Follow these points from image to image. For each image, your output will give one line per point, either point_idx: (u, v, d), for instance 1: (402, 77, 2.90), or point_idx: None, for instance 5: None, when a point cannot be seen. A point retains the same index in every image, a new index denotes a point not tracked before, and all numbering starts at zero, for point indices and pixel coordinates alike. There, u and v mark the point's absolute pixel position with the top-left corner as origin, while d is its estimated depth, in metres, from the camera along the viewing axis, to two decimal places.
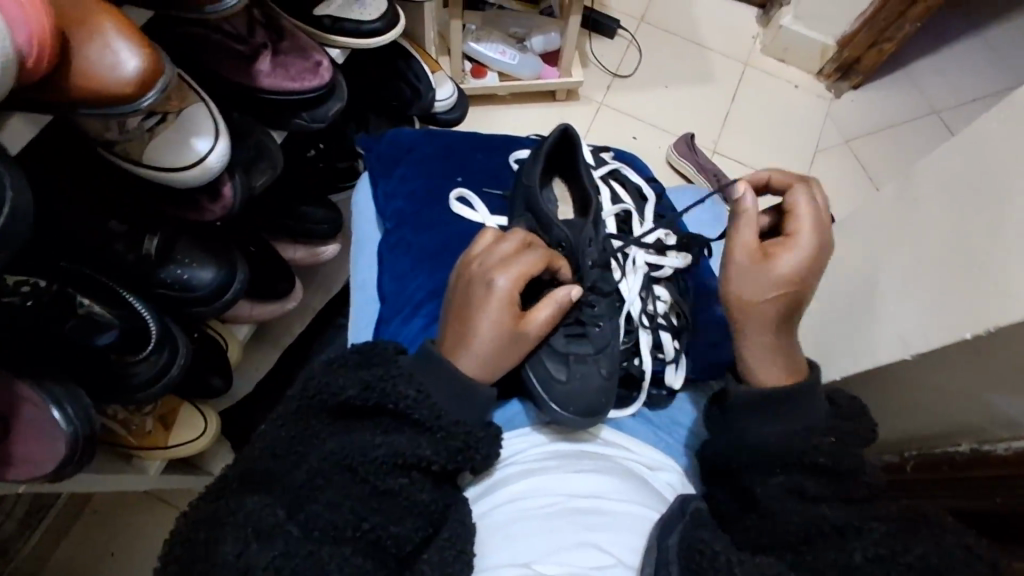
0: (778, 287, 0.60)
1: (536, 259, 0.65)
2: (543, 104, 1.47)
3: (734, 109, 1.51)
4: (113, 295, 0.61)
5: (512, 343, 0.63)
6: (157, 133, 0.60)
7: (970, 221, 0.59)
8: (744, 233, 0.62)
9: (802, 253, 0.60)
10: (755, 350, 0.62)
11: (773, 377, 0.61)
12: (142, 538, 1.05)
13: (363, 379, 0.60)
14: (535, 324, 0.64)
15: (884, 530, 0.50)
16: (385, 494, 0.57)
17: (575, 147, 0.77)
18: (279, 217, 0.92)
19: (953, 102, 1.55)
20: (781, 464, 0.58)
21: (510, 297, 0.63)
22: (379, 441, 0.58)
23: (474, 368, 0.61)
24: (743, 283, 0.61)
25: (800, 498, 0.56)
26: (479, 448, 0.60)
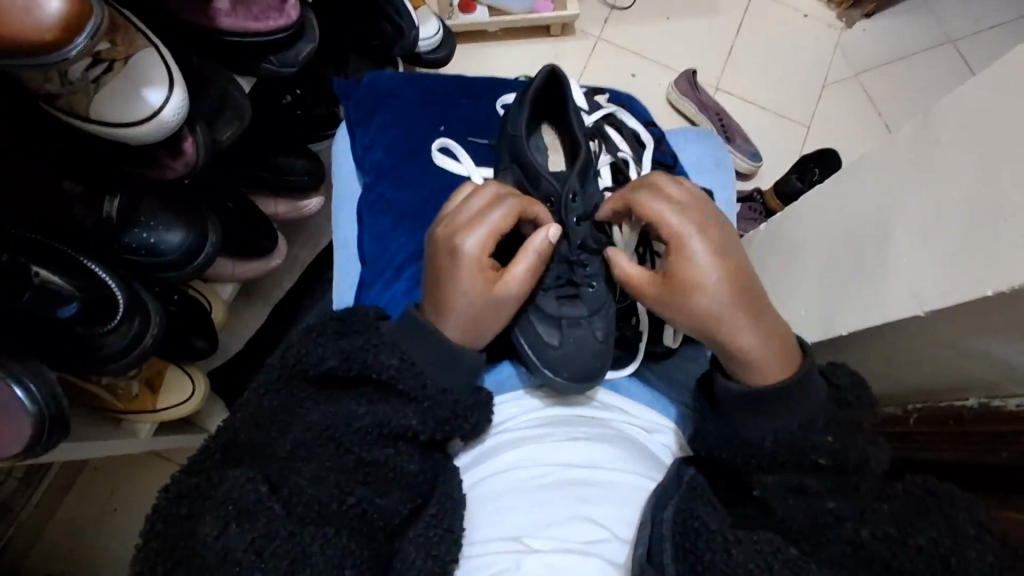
0: (697, 297, 0.55)
1: (502, 212, 0.59)
2: (535, 40, 1.38)
3: (739, 42, 1.42)
4: (73, 265, 0.57)
5: (491, 305, 0.59)
6: (104, 84, 0.54)
7: (997, 169, 0.54)
8: (627, 266, 0.61)
9: (686, 253, 0.56)
10: (733, 354, 0.55)
11: (766, 374, 0.54)
12: (142, 496, 1.05)
13: (344, 349, 0.57)
14: (514, 280, 0.59)
15: (887, 511, 0.50)
16: (370, 466, 0.55)
17: (563, 88, 0.71)
18: (254, 170, 0.86)
19: (972, 30, 1.45)
20: (807, 444, 0.53)
21: (480, 256, 0.58)
22: (362, 411, 0.56)
23: (457, 335, 0.58)
24: (670, 309, 0.57)
25: (815, 479, 0.53)
26: (470, 416, 0.58)
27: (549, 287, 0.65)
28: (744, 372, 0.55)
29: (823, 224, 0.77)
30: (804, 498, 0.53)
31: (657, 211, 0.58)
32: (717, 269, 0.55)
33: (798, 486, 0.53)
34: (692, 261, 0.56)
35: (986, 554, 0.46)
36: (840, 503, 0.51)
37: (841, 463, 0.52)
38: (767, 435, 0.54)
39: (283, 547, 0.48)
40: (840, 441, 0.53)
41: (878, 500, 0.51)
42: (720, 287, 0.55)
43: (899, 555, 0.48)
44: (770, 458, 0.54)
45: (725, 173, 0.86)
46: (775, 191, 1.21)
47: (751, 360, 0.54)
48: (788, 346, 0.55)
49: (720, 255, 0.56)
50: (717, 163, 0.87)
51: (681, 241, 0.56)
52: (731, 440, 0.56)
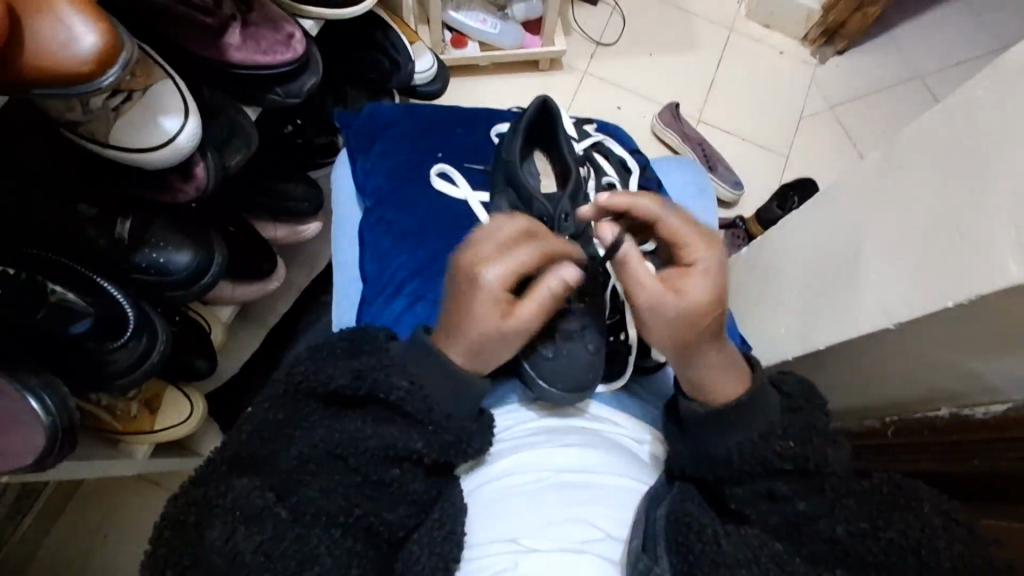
0: (696, 318, 0.57)
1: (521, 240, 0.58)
2: (525, 74, 1.44)
3: (719, 76, 1.49)
4: (87, 283, 0.60)
5: (498, 338, 0.58)
6: (123, 112, 0.57)
7: (951, 192, 0.59)
8: (639, 269, 0.59)
9: (693, 276, 0.58)
10: (702, 374, 0.59)
11: (726, 393, 0.58)
12: (134, 520, 1.05)
13: (355, 368, 0.59)
14: (524, 318, 0.58)
15: (855, 505, 0.53)
16: (378, 485, 0.57)
17: (555, 118, 0.75)
18: (256, 195, 0.90)
19: (937, 66, 1.54)
20: (771, 452, 0.56)
21: (496, 285, 0.58)
22: (369, 433, 0.57)
23: (462, 358, 0.59)
24: (666, 320, 0.58)
25: (785, 485, 0.56)
26: (473, 440, 0.59)
27: None
28: (710, 391, 0.59)
29: (800, 246, 0.82)
30: (775, 503, 0.56)
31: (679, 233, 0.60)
32: (716, 294, 0.57)
33: (768, 492, 0.56)
34: (704, 283, 0.58)
35: (951, 542, 0.50)
36: (811, 502, 0.54)
37: (802, 467, 0.56)
38: (732, 447, 0.57)
39: (293, 548, 0.51)
40: (801, 446, 0.56)
41: (845, 493, 0.54)
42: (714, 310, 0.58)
43: (875, 547, 0.51)
44: (739, 470, 0.57)
45: (707, 197, 0.91)
46: (756, 218, 1.27)
47: (714, 381, 0.58)
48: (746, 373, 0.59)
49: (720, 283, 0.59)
50: (699, 188, 0.91)
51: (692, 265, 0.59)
52: (705, 463, 0.58)
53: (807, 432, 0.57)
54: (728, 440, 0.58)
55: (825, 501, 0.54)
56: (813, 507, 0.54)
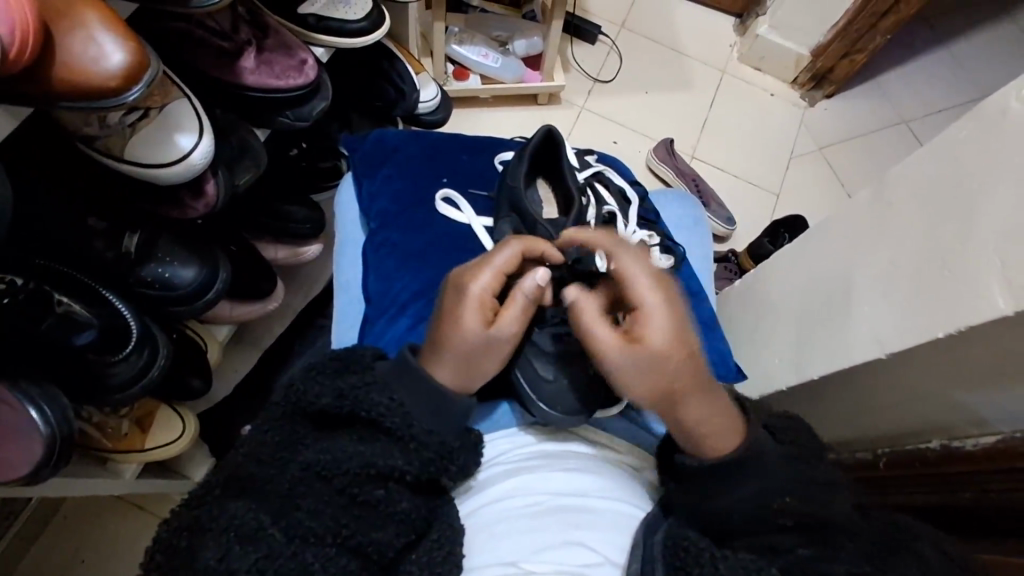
0: (664, 369, 0.58)
1: (510, 252, 0.64)
2: (524, 107, 1.48)
3: (712, 115, 1.54)
4: (93, 295, 0.60)
5: (482, 348, 0.60)
6: (139, 130, 0.59)
7: (941, 228, 0.61)
8: (599, 327, 0.61)
9: (647, 322, 0.59)
10: (689, 428, 0.60)
11: (720, 444, 0.59)
12: (116, 544, 1.02)
13: (338, 387, 0.60)
14: (507, 323, 0.62)
15: (855, 551, 0.54)
16: (365, 504, 0.57)
17: (559, 147, 0.78)
18: (259, 216, 0.91)
19: (921, 112, 1.60)
20: (771, 509, 0.57)
21: (484, 295, 0.62)
22: (351, 452, 0.57)
23: (448, 375, 0.60)
24: (636, 379, 0.59)
25: (785, 537, 0.56)
26: (455, 456, 0.60)
27: (546, 325, 0.70)
28: (701, 445, 0.60)
29: (793, 279, 0.83)
30: (775, 553, 0.55)
31: (631, 280, 0.61)
32: (680, 341, 0.58)
33: (769, 544, 0.56)
34: (651, 327, 0.59)
35: None
36: (812, 549, 0.55)
37: (805, 523, 0.57)
38: (733, 504, 0.58)
39: (285, 566, 0.50)
40: (801, 501, 0.57)
41: (843, 540, 0.55)
42: (684, 360, 0.58)
43: None
44: (738, 523, 0.58)
45: (703, 229, 0.93)
46: (748, 253, 1.29)
47: (707, 436, 0.59)
48: (733, 421, 0.60)
49: (680, 328, 0.59)
50: (694, 220, 0.94)
51: (647, 310, 0.60)
52: (700, 512, 0.59)
53: (802, 481, 0.59)
54: (749, 480, 0.58)
55: (823, 546, 0.55)
56: (811, 554, 0.54)
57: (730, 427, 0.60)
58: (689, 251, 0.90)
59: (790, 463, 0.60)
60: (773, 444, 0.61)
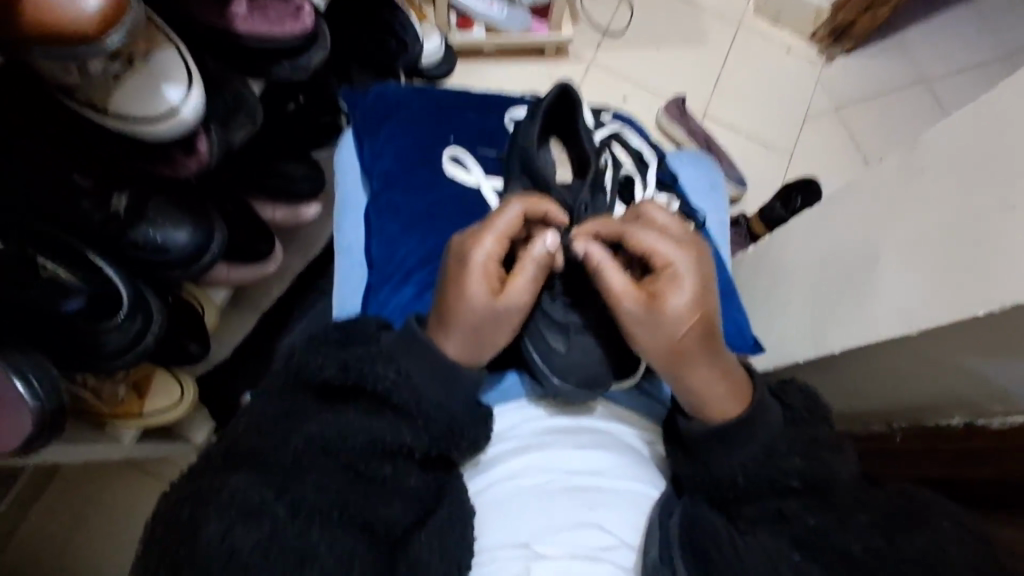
0: (677, 323, 0.57)
1: (514, 213, 0.60)
2: (530, 61, 1.41)
3: (727, 71, 1.48)
4: (78, 257, 0.57)
5: (493, 317, 0.57)
6: (123, 80, 0.55)
7: (981, 197, 0.57)
8: (614, 277, 0.59)
9: (673, 283, 0.58)
10: (692, 390, 0.58)
11: (722, 408, 0.58)
12: (115, 506, 1.01)
13: (341, 359, 0.57)
14: (518, 290, 0.59)
15: (869, 520, 0.53)
16: (370, 482, 0.55)
17: (574, 105, 0.74)
18: (253, 174, 0.86)
19: (943, 71, 1.53)
20: (777, 471, 0.56)
21: (489, 262, 0.58)
22: (358, 427, 0.55)
23: (460, 349, 0.57)
24: (644, 331, 0.58)
25: (794, 502, 0.55)
26: (465, 432, 0.57)
27: (558, 295, 0.67)
28: (701, 407, 0.58)
29: (812, 247, 0.80)
30: (786, 522, 0.55)
31: (659, 242, 0.60)
32: (702, 302, 0.57)
33: (777, 511, 0.55)
34: (678, 288, 0.57)
35: (966, 555, 0.50)
36: (821, 518, 0.54)
37: (812, 484, 0.56)
38: (736, 466, 0.56)
39: (289, 545, 0.48)
40: (808, 462, 0.56)
41: (856, 508, 0.54)
42: (699, 319, 0.57)
43: (887, 563, 0.50)
44: (745, 489, 0.57)
45: (721, 193, 0.89)
46: (759, 217, 1.25)
47: (709, 397, 0.57)
48: (743, 388, 0.58)
49: (703, 290, 0.58)
50: (711, 184, 0.90)
51: (676, 269, 0.58)
52: (705, 479, 0.58)
53: (808, 448, 0.57)
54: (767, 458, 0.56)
55: (831, 519, 0.53)
56: (821, 522, 0.53)
57: (737, 394, 0.58)
58: (706, 216, 0.87)
59: (792, 428, 0.58)
60: (780, 411, 0.59)
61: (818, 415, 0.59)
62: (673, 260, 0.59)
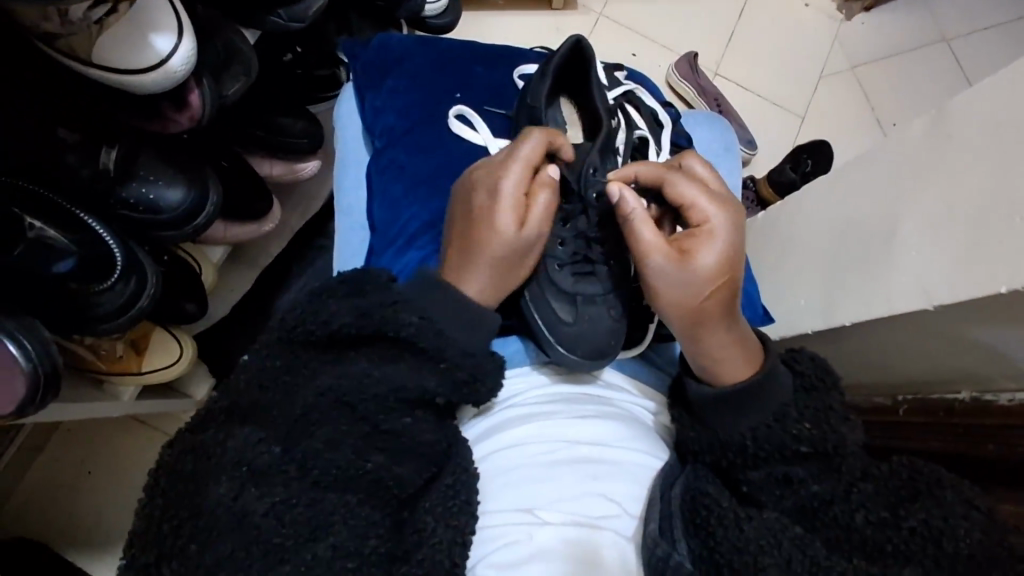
0: (707, 281, 0.56)
1: (535, 143, 0.61)
2: (537, 12, 1.35)
3: (742, 26, 1.42)
4: (66, 216, 0.55)
5: (517, 246, 0.59)
6: (107, 26, 0.51)
7: (1014, 169, 0.55)
8: (646, 230, 0.58)
9: (706, 242, 0.57)
10: (707, 350, 0.57)
11: (737, 372, 0.57)
12: (116, 459, 1.01)
13: (358, 307, 0.55)
14: (539, 220, 0.60)
15: (872, 491, 0.51)
16: (387, 434, 0.54)
17: (587, 61, 0.71)
18: (249, 127, 0.82)
19: (965, 29, 1.47)
20: (787, 436, 0.55)
21: (517, 192, 0.59)
22: (365, 383, 0.54)
23: (481, 281, 0.58)
24: (670, 287, 0.57)
25: (801, 468, 0.54)
26: (485, 381, 0.57)
27: (566, 263, 0.65)
28: (713, 370, 0.58)
29: (825, 215, 0.78)
30: (791, 487, 0.54)
31: (697, 201, 0.59)
32: (734, 265, 0.57)
33: (784, 476, 0.54)
34: (711, 247, 0.57)
35: (975, 531, 0.47)
36: (823, 485, 0.53)
37: (821, 449, 0.54)
38: (744, 433, 0.56)
39: (299, 513, 0.48)
40: (817, 427, 0.55)
41: (862, 478, 0.52)
42: (728, 280, 0.57)
43: (892, 536, 0.49)
44: (754, 454, 0.56)
45: (736, 157, 0.86)
46: (768, 179, 1.21)
47: (723, 360, 0.57)
48: (758, 354, 0.58)
49: (735, 254, 0.58)
50: (726, 146, 0.87)
51: (712, 228, 0.58)
52: (712, 443, 0.57)
53: (821, 413, 0.55)
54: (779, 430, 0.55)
55: (839, 486, 0.52)
56: (824, 491, 0.53)
57: (750, 359, 0.58)
58: (721, 181, 0.84)
59: (804, 396, 0.57)
60: (789, 377, 0.57)
61: (827, 383, 0.57)
62: (709, 220, 0.58)
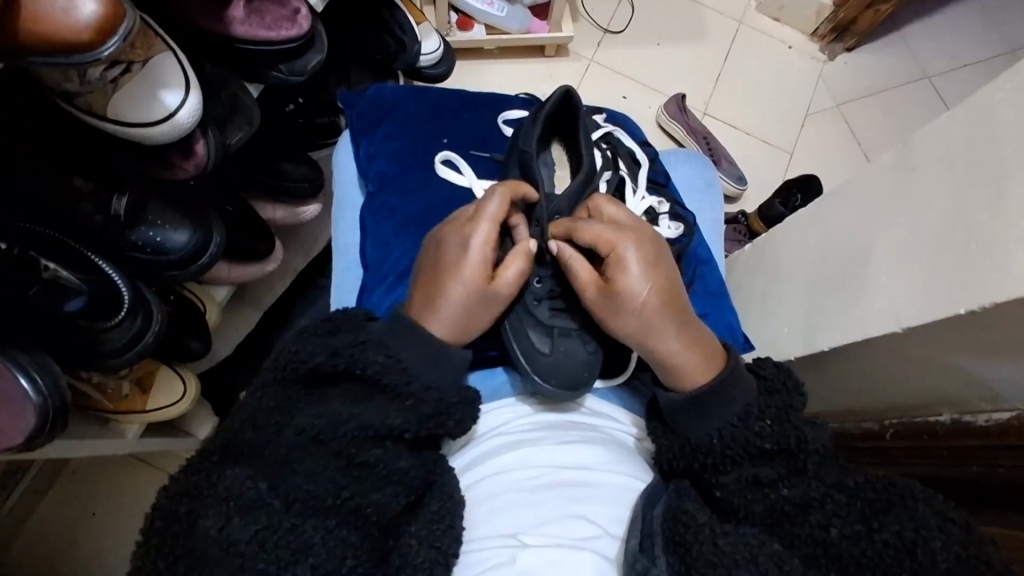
0: (631, 302, 0.60)
1: (500, 202, 0.65)
2: (531, 60, 1.42)
3: (727, 69, 1.48)
4: (80, 259, 0.60)
5: (484, 300, 0.62)
6: (122, 85, 0.57)
7: (970, 196, 0.58)
8: (575, 268, 0.64)
9: (625, 266, 0.61)
10: (666, 362, 0.61)
11: (696, 377, 0.60)
12: (121, 499, 1.02)
13: (332, 346, 0.58)
14: (507, 278, 0.64)
15: (845, 501, 0.52)
16: (362, 467, 0.55)
17: (575, 108, 0.75)
18: (253, 172, 0.87)
19: (944, 67, 1.52)
20: (750, 434, 0.57)
21: (485, 247, 0.63)
22: (346, 416, 0.56)
23: (446, 328, 0.61)
24: (610, 315, 0.62)
25: (770, 469, 0.56)
26: (452, 412, 0.58)
27: (544, 297, 0.69)
28: (678, 378, 0.61)
29: (805, 246, 0.81)
30: (763, 490, 0.56)
31: (602, 229, 0.64)
32: (651, 278, 0.61)
33: (754, 479, 0.56)
34: (628, 269, 0.61)
35: (950, 544, 0.49)
36: (794, 487, 0.54)
37: (786, 446, 0.56)
38: (713, 434, 0.58)
39: (285, 539, 0.50)
40: (778, 423, 0.57)
41: (835, 486, 0.54)
42: (653, 295, 0.60)
43: (866, 549, 0.50)
44: (723, 454, 0.58)
45: (716, 193, 0.90)
46: (758, 214, 1.25)
47: (682, 365, 0.60)
48: (714, 353, 0.61)
49: (652, 267, 0.62)
50: (705, 183, 0.91)
51: (619, 252, 0.62)
52: (680, 447, 0.60)
53: (785, 412, 0.58)
54: (743, 436, 0.57)
55: (813, 491, 0.53)
56: (795, 492, 0.54)
57: (707, 359, 0.61)
58: (699, 216, 0.88)
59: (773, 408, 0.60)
60: (754, 380, 0.60)
61: (789, 393, 0.59)
62: (618, 244, 0.62)
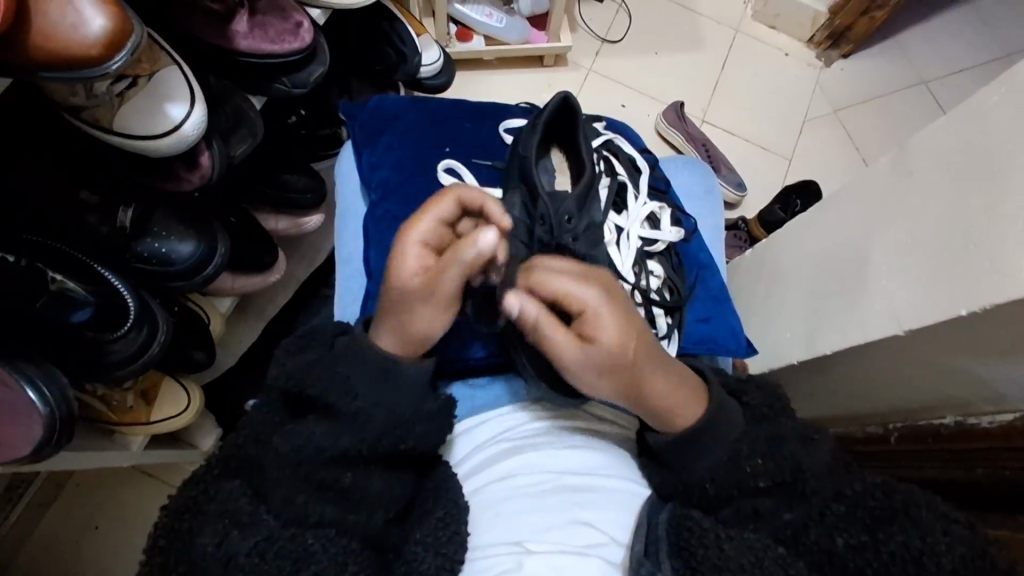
0: (616, 357, 0.52)
1: (450, 200, 0.57)
2: (530, 70, 1.43)
3: (724, 76, 1.49)
4: (86, 271, 0.60)
5: (412, 302, 0.54)
6: (128, 98, 0.57)
7: (967, 199, 0.58)
8: (557, 340, 0.53)
9: (599, 319, 0.52)
10: (653, 411, 0.56)
11: (686, 414, 0.57)
12: (125, 512, 1.02)
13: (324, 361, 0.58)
14: (439, 274, 0.54)
15: (843, 511, 0.53)
16: (343, 484, 0.55)
17: (574, 115, 0.76)
18: (255, 184, 0.88)
19: (941, 72, 1.54)
20: (744, 473, 0.57)
21: (422, 244, 0.56)
22: (336, 431, 0.55)
23: (389, 337, 0.56)
24: (595, 373, 0.53)
25: (765, 477, 0.57)
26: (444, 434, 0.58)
27: None
28: (665, 419, 0.57)
29: (805, 249, 0.81)
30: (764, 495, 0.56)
31: (562, 284, 0.53)
32: (629, 327, 0.53)
33: (754, 485, 0.57)
34: (606, 323, 0.52)
35: (957, 545, 0.49)
36: (797, 513, 0.55)
37: (786, 455, 0.57)
38: (705, 473, 0.57)
39: (286, 548, 0.50)
40: (772, 460, 0.57)
41: (834, 499, 0.54)
42: (633, 345, 0.53)
43: (872, 559, 0.50)
44: (723, 487, 0.57)
45: (716, 198, 0.91)
46: (758, 220, 1.26)
47: (669, 410, 0.56)
48: (692, 389, 0.58)
49: (626, 314, 0.53)
50: (705, 188, 0.91)
51: (592, 308, 0.53)
52: (675, 484, 0.58)
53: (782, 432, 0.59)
54: (737, 444, 0.58)
55: (812, 509, 0.54)
56: (796, 518, 0.54)
57: (682, 398, 0.57)
58: (699, 221, 0.88)
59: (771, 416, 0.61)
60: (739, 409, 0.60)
61: (776, 407, 0.62)
62: (584, 294, 0.53)
